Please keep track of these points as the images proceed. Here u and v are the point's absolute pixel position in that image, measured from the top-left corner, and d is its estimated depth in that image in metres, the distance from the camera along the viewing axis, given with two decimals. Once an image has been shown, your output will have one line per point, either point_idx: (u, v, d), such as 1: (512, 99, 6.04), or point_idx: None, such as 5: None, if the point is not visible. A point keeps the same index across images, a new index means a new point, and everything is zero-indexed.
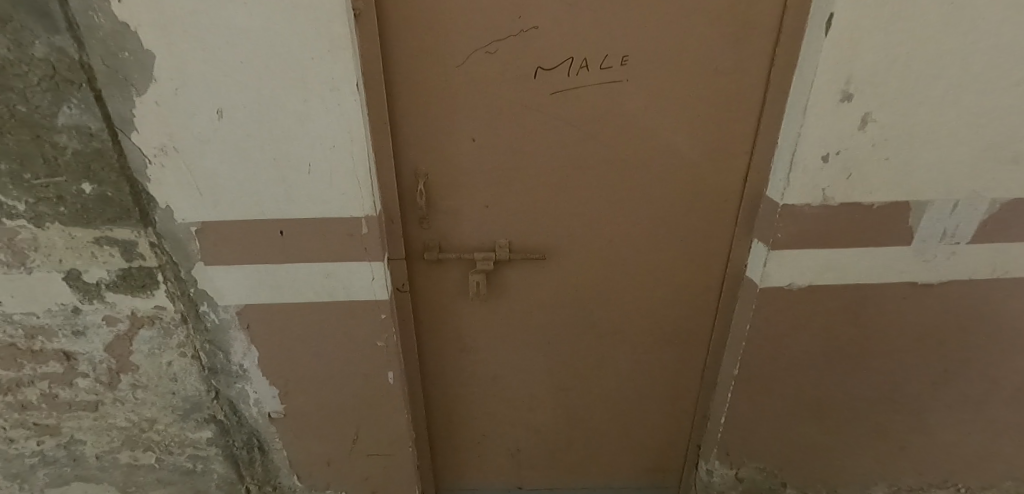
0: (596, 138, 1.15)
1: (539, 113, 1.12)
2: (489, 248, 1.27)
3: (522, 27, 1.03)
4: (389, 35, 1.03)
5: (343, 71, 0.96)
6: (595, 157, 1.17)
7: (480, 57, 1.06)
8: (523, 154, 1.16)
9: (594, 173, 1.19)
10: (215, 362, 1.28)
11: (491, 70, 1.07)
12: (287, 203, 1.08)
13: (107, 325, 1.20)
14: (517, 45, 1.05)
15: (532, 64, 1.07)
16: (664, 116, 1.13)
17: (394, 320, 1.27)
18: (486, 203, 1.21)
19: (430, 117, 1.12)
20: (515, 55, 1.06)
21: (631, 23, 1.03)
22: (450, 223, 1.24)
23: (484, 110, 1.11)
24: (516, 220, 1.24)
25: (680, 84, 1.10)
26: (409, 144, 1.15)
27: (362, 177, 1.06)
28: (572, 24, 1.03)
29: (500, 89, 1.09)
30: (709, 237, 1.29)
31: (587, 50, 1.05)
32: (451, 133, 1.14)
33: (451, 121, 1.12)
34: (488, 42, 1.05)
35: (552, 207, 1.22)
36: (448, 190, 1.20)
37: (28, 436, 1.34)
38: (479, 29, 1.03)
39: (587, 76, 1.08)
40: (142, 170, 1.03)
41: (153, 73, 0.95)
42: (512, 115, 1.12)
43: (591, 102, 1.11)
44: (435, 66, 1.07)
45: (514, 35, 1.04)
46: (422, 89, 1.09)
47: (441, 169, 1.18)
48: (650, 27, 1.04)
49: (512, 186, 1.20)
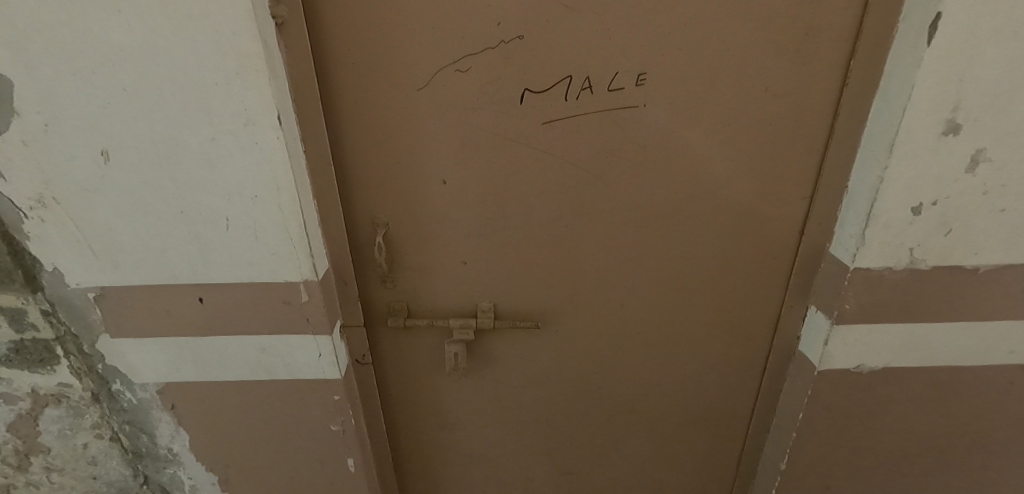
0: (605, 180, 0.88)
1: (529, 148, 0.85)
2: (470, 312, 1.01)
3: (503, 37, 0.77)
4: (325, 49, 0.78)
5: (258, 100, 0.72)
6: (603, 203, 0.90)
7: (448, 76, 0.80)
8: (509, 201, 0.90)
9: (602, 223, 0.92)
10: (139, 445, 1.06)
11: (464, 94, 0.81)
12: (205, 267, 0.85)
13: (5, 404, 0.96)
14: (497, 62, 0.79)
15: (517, 86, 0.80)
16: (694, 153, 0.86)
17: (352, 400, 1.02)
18: (465, 258, 0.96)
19: (389, 154, 0.87)
20: (494, 75, 0.80)
21: (650, 31, 0.76)
22: (420, 282, 0.99)
23: (456, 145, 0.86)
24: (503, 279, 0.98)
25: (717, 110, 0.82)
26: (363, 187, 0.90)
27: (297, 236, 0.82)
28: (569, 33, 0.76)
29: (476, 119, 0.83)
30: (751, 301, 1.00)
31: (590, 66, 0.78)
32: (417, 174, 0.88)
33: (414, 159, 0.87)
34: (457, 57, 0.79)
35: (549, 265, 0.96)
36: (415, 243, 0.95)
37: None
38: (444, 41, 0.78)
39: (590, 102, 0.81)
40: (18, 226, 0.80)
41: (14, 106, 0.72)
42: (494, 150, 0.86)
43: (596, 135, 0.84)
44: (389, 90, 0.81)
45: (492, 48, 0.78)
46: (376, 119, 0.84)
47: (406, 217, 0.93)
48: (677, 36, 0.76)
49: (497, 238, 0.94)
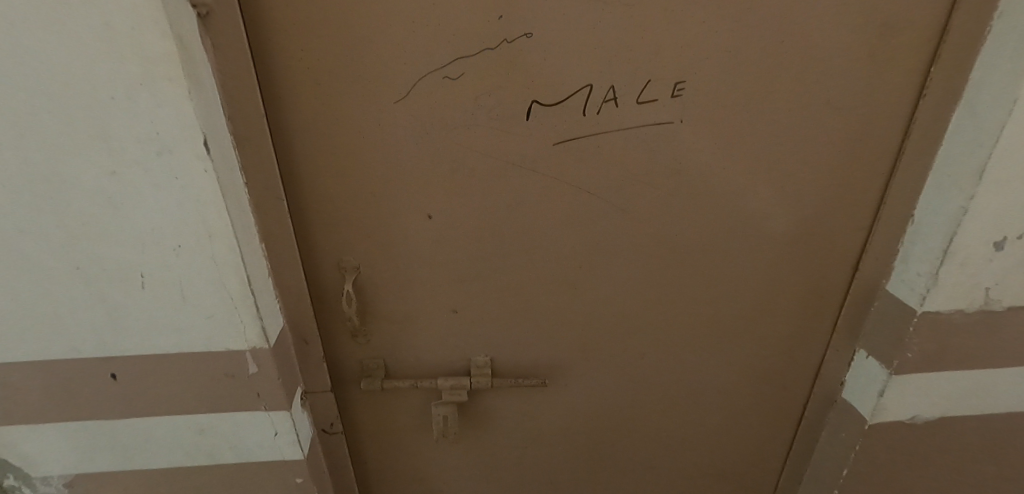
0: (629, 212, 0.72)
1: (536, 174, 0.68)
2: (462, 368, 0.84)
3: (506, 35, 0.59)
4: (268, 50, 0.59)
5: (174, 122, 0.52)
6: (626, 239, 0.74)
7: (435, 85, 0.62)
8: (511, 238, 0.73)
9: (624, 263, 0.76)
10: None
11: (454, 109, 0.64)
12: (117, 337, 0.65)
13: None
14: (498, 67, 0.61)
15: (523, 97, 0.63)
16: (737, 178, 0.70)
17: (318, 480, 0.83)
18: (456, 306, 0.78)
19: (358, 183, 0.68)
20: (494, 84, 0.62)
21: (692, 29, 0.60)
22: (399, 336, 0.81)
23: (444, 172, 0.68)
24: (502, 330, 0.81)
25: (768, 128, 0.67)
26: (326, 224, 0.71)
27: (239, 296, 0.63)
28: (590, 31, 0.60)
29: (471, 138, 0.66)
30: (792, 347, 0.85)
31: (616, 73, 0.62)
32: (394, 207, 0.70)
33: (391, 189, 0.69)
34: (446, 61, 0.61)
35: (559, 312, 0.80)
36: (394, 289, 0.77)
37: None
38: (428, 40, 0.59)
39: (614, 118, 0.65)
40: None
41: None
42: (492, 177, 0.68)
43: (621, 158, 0.67)
44: (357, 103, 0.63)
45: (491, 50, 0.60)
46: (340, 139, 0.65)
47: (382, 260, 0.74)
48: (725, 36, 0.61)
49: (496, 282, 0.77)
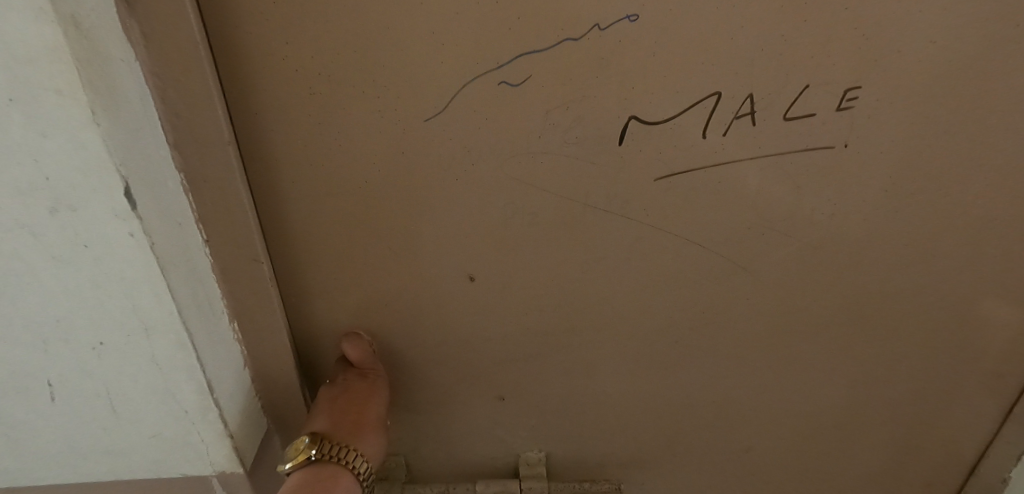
0: (752, 272, 0.51)
1: (626, 222, 0.48)
2: (507, 466, 0.64)
3: (601, 20, 0.39)
4: (233, 43, 0.38)
5: (74, 161, 0.31)
6: (742, 307, 0.53)
7: (487, 94, 0.41)
8: (583, 307, 0.53)
9: (736, 338, 0.55)
10: None
11: (516, 128, 0.43)
12: (23, 464, 0.45)
13: None
14: (584, 67, 0.41)
15: (615, 112, 0.43)
16: (909, 225, 0.49)
17: None
18: (502, 393, 0.58)
19: (371, 235, 0.48)
20: (577, 92, 0.42)
21: (888, 7, 0.39)
22: (425, 428, 0.61)
23: (495, 219, 0.47)
24: (562, 419, 0.60)
25: (966, 154, 0.46)
26: (328, 289, 0.51)
27: (197, 410, 0.42)
28: (731, 14, 0.39)
29: (535, 172, 0.45)
30: (946, 436, 0.64)
31: (759, 76, 0.41)
32: (423, 267, 0.50)
33: (418, 243, 0.48)
34: (506, 59, 0.40)
35: (640, 400, 0.59)
36: (420, 371, 0.56)
37: None
38: (480, 26, 0.39)
39: (748, 141, 0.44)
40: None
41: None
42: (563, 225, 0.48)
43: (750, 198, 0.47)
44: (372, 124, 0.42)
45: (574, 41, 0.40)
46: (345, 175, 0.45)
47: (403, 335, 0.54)
48: (937, 19, 0.39)
49: (559, 363, 0.56)
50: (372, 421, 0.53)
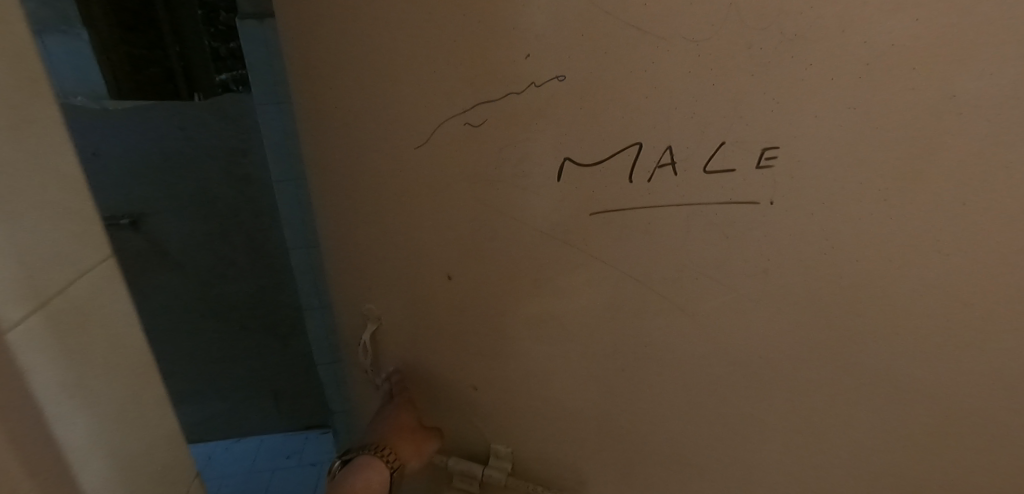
0: (693, 316, 0.53)
1: (569, 250, 0.55)
2: (484, 452, 0.75)
3: (535, 78, 0.48)
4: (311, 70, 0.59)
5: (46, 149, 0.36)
6: (687, 351, 0.55)
7: (455, 132, 0.54)
8: (540, 321, 0.61)
9: (687, 377, 0.57)
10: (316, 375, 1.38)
11: (476, 160, 0.54)
12: None
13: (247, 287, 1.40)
14: (525, 115, 0.50)
15: (554, 153, 0.51)
16: (861, 298, 0.46)
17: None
18: (474, 384, 0.69)
19: (383, 233, 0.64)
20: (521, 134, 0.51)
21: (798, 72, 0.40)
22: (422, 396, 0.74)
23: (465, 232, 0.59)
24: (522, 417, 0.68)
25: (914, 236, 0.43)
26: (359, 268, 0.69)
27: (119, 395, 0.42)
28: (644, 78, 0.45)
29: (489, 195, 0.56)
30: None
31: (676, 131, 0.46)
32: (410, 274, 0.65)
33: (409, 247, 0.63)
34: (467, 105, 0.52)
35: (599, 418, 0.64)
36: (411, 349, 0.71)
37: None
38: (456, 84, 0.51)
39: (672, 189, 0.48)
40: None
41: None
42: (518, 247, 0.57)
43: (681, 243, 0.50)
44: (379, 150, 0.59)
45: (517, 93, 0.50)
46: (370, 185, 0.61)
47: (405, 316, 0.68)
48: (856, 86, 0.39)
49: (520, 368, 0.65)
50: (402, 431, 0.71)
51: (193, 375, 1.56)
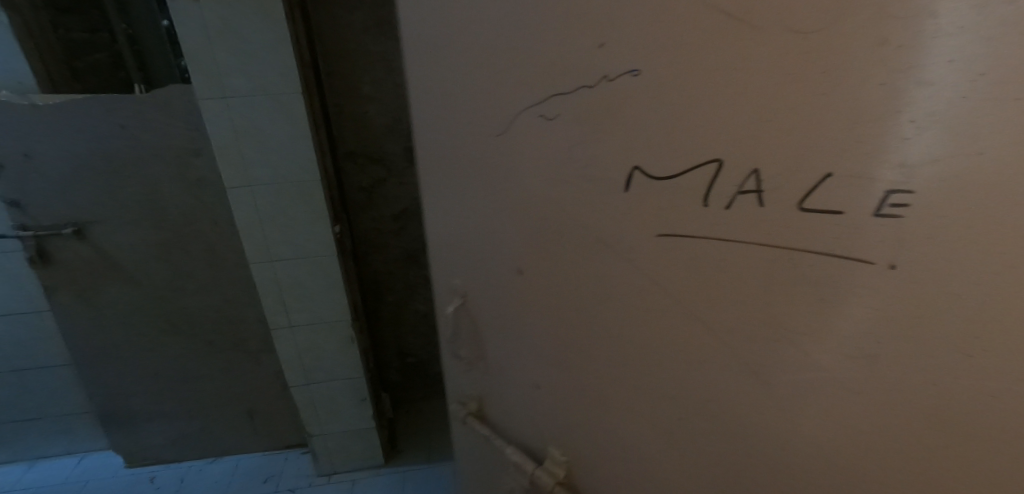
0: (763, 379, 0.40)
1: (618, 262, 0.47)
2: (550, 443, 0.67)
3: (610, 68, 0.40)
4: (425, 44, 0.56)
5: None
6: (746, 407, 0.43)
7: (529, 125, 0.49)
8: (591, 329, 0.54)
9: (738, 438, 0.44)
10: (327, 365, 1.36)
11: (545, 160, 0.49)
12: None
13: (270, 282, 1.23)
14: (600, 110, 0.42)
15: (620, 160, 0.42)
16: (944, 402, 0.32)
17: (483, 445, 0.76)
18: (537, 382, 0.65)
19: (475, 194, 0.60)
20: (598, 133, 0.43)
21: (913, 85, 0.27)
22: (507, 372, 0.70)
23: (528, 227, 0.54)
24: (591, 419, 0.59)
25: None
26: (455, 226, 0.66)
27: None
28: (713, 80, 0.34)
29: (567, 194, 0.48)
30: None
31: (763, 152, 0.34)
32: (482, 257, 0.64)
33: (482, 237, 0.62)
34: (546, 95, 0.46)
35: (643, 447, 0.54)
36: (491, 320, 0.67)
37: (139, 388, 1.52)
38: (543, 66, 0.45)
39: (756, 222, 0.36)
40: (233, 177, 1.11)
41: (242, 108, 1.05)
42: (571, 245, 0.51)
43: (764, 299, 0.38)
44: (466, 140, 0.57)
45: (589, 87, 0.42)
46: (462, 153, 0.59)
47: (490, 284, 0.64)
48: (978, 108, 0.25)
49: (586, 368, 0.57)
50: None
51: (201, 376, 1.52)
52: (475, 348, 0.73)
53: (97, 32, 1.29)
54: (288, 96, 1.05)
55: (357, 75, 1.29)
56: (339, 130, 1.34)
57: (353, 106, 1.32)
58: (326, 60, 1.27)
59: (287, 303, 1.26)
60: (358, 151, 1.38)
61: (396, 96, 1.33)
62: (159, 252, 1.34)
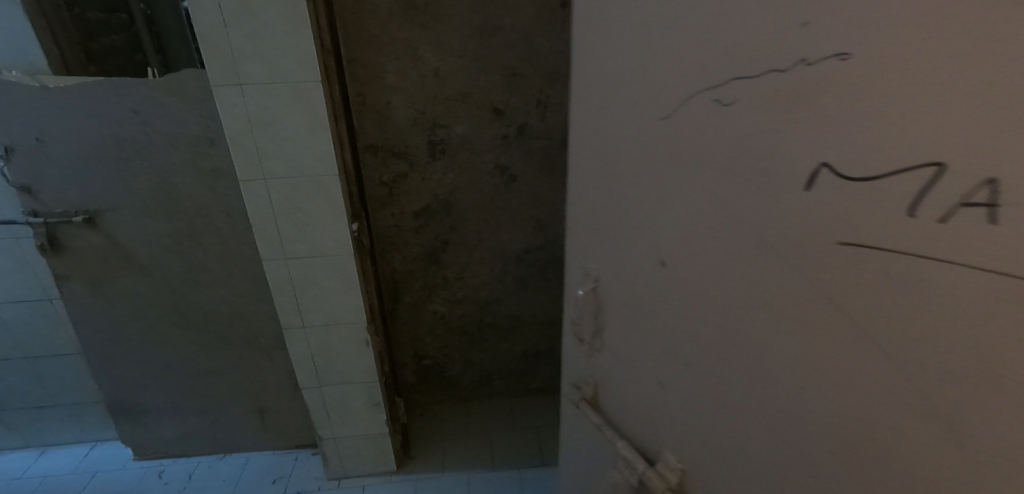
0: (955, 429, 0.33)
1: (785, 266, 0.41)
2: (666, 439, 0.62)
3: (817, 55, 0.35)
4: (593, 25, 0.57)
5: None
6: (928, 449, 0.35)
7: (705, 112, 0.45)
8: (739, 336, 0.47)
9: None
10: (340, 366, 1.30)
11: (712, 155, 0.45)
12: None
13: (279, 287, 1.18)
14: (793, 99, 0.37)
15: (805, 154, 0.37)
16: None
17: (602, 433, 0.74)
18: (662, 379, 0.60)
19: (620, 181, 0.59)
20: (784, 123, 0.38)
21: None
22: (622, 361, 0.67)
23: (680, 219, 0.51)
24: (709, 430, 0.54)
25: None
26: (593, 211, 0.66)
27: None
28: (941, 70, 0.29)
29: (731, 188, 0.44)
30: None
31: (1003, 155, 0.28)
32: (623, 245, 0.60)
33: (634, 228, 0.58)
34: (722, 81, 0.43)
35: (779, 478, 0.47)
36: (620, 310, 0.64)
37: (150, 381, 1.48)
38: (729, 50, 0.42)
39: (990, 243, 0.29)
40: (250, 169, 1.05)
41: (261, 97, 0.98)
42: (728, 241, 0.46)
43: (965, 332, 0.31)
44: (628, 126, 0.55)
45: (782, 73, 0.38)
46: (612, 128, 0.58)
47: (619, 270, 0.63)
48: None
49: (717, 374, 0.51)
50: None
51: (213, 372, 1.47)
52: (600, 332, 0.70)
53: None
54: (307, 84, 0.98)
55: (381, 62, 1.22)
56: (360, 121, 1.27)
57: (375, 96, 1.25)
58: (348, 47, 1.19)
59: (302, 303, 1.20)
60: (379, 145, 1.30)
61: (420, 86, 1.25)
62: (172, 244, 1.29)
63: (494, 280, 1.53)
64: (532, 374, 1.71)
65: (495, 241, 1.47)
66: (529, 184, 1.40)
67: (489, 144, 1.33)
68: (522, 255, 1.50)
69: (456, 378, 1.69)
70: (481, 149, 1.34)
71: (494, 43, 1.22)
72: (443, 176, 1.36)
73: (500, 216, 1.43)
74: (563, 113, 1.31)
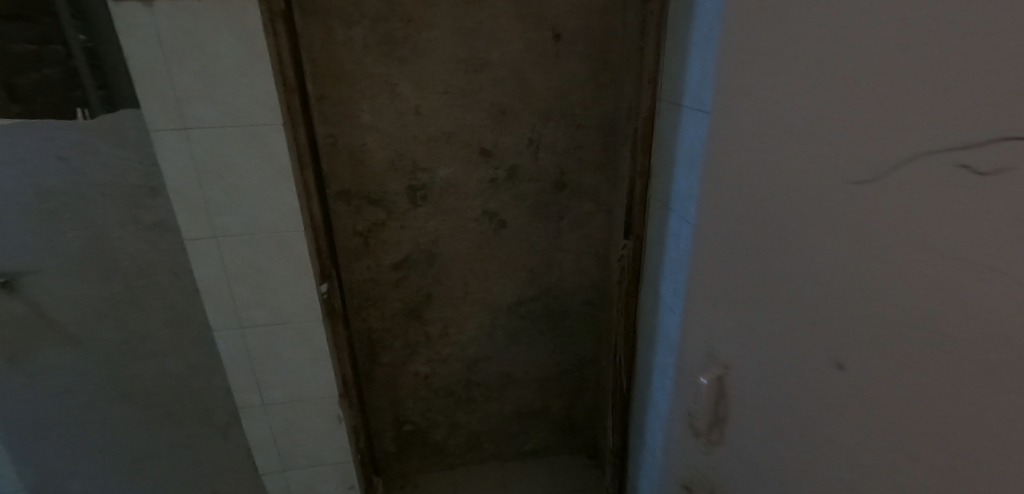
0: None
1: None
2: None
3: None
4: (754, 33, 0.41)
5: None
6: None
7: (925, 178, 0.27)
8: None
9: None
10: (306, 447, 1.11)
11: (935, 245, 0.27)
12: None
13: (234, 360, 1.00)
14: None
15: None
16: None
17: None
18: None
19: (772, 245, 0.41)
20: None
21: None
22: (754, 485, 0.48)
23: (870, 326, 0.32)
24: None
25: None
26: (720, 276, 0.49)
27: None
28: None
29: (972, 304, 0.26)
30: None
31: None
32: (769, 333, 0.43)
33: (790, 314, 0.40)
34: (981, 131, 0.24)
35: None
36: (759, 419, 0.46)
37: (81, 468, 1.26)
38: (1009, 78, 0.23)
39: None
40: (198, 227, 0.88)
41: (211, 143, 0.83)
42: (964, 391, 0.27)
43: None
44: (794, 174, 0.37)
45: None
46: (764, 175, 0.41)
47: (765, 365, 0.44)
48: None
49: None
50: None
51: (159, 454, 1.26)
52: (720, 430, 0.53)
53: (49, 44, 0.81)
54: (265, 128, 0.83)
55: (353, 100, 1.08)
56: (331, 165, 1.12)
57: (347, 137, 1.11)
58: (316, 83, 1.05)
59: (262, 377, 1.02)
60: (352, 191, 1.16)
61: (399, 126, 1.12)
62: (106, 310, 1.10)
63: (482, 335, 1.38)
64: (525, 436, 1.54)
65: (484, 293, 1.33)
66: (520, 230, 1.27)
67: (477, 188, 1.20)
68: (513, 307, 1.36)
69: (441, 444, 1.51)
70: (468, 194, 1.20)
71: (481, 78, 1.10)
72: (426, 224, 1.22)
73: (489, 265, 1.30)
74: (558, 153, 1.19)
